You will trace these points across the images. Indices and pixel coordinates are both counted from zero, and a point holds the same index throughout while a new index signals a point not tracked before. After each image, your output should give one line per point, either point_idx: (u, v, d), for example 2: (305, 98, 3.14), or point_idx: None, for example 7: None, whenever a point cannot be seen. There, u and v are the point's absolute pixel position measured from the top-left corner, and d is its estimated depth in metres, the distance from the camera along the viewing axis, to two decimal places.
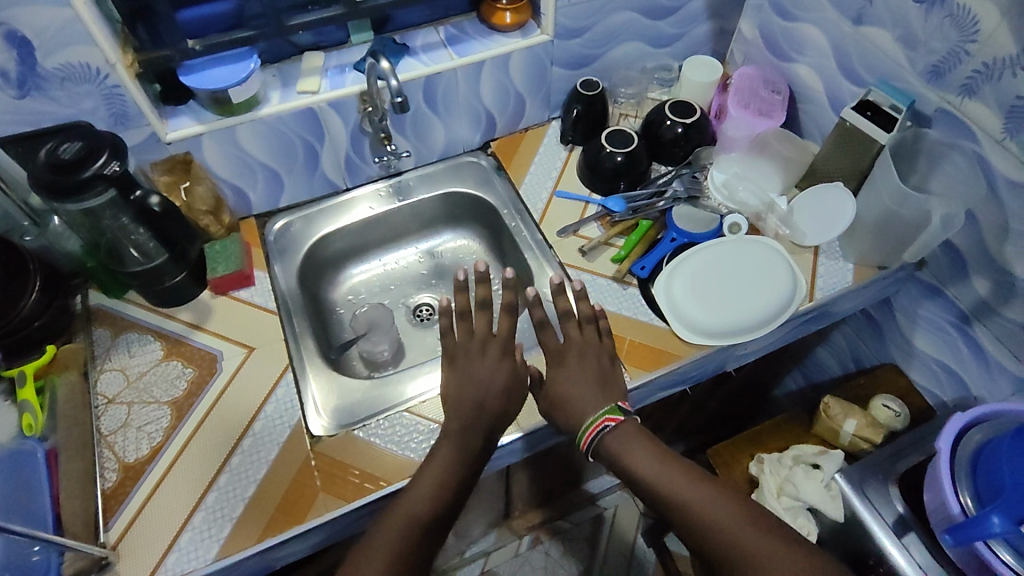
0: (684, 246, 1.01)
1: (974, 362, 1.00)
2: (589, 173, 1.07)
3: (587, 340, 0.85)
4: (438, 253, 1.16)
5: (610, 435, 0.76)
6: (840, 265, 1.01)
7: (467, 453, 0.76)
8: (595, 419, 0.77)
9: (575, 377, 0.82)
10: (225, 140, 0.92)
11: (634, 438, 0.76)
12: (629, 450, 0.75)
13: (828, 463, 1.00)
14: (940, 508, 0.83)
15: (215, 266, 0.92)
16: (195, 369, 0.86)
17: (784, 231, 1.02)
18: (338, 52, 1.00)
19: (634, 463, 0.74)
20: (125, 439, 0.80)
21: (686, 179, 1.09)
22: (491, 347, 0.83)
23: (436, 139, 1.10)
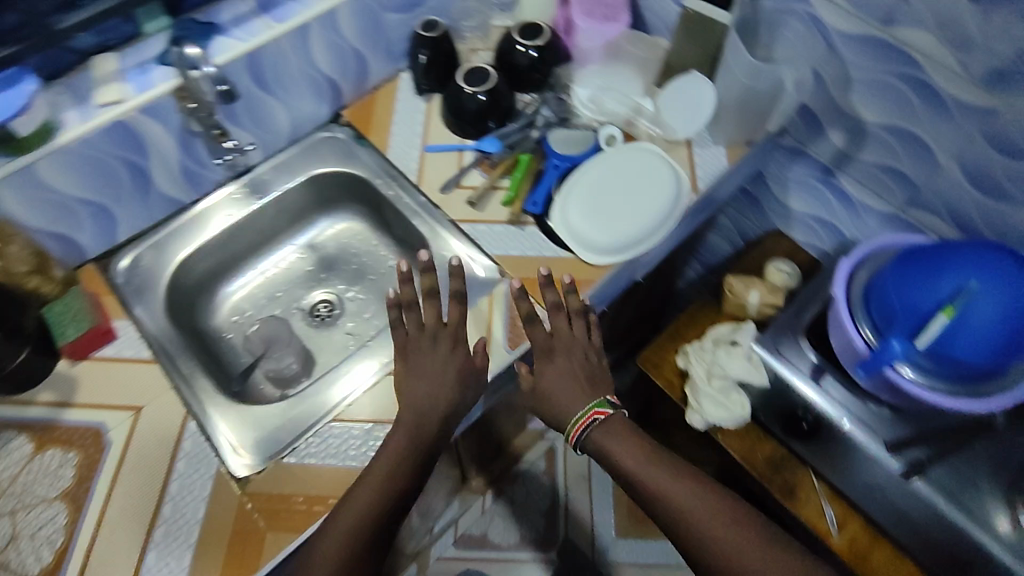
0: (569, 171, 0.98)
1: (843, 208, 1.07)
2: (455, 119, 1.02)
3: (569, 336, 0.81)
4: (318, 245, 1.06)
5: (596, 434, 0.76)
6: (713, 150, 1.03)
7: (418, 450, 0.72)
8: (582, 416, 0.77)
9: (557, 378, 0.79)
10: (25, 183, 0.77)
11: (620, 435, 0.76)
12: (613, 452, 0.75)
13: (744, 335, 1.02)
14: (847, 347, 0.89)
15: (62, 331, 0.78)
16: (78, 451, 0.74)
17: (655, 132, 1.03)
18: (134, 48, 0.85)
19: (618, 463, 0.75)
20: (18, 554, 0.69)
21: (553, 102, 1.06)
22: (444, 336, 0.77)
23: (279, 121, 0.99)
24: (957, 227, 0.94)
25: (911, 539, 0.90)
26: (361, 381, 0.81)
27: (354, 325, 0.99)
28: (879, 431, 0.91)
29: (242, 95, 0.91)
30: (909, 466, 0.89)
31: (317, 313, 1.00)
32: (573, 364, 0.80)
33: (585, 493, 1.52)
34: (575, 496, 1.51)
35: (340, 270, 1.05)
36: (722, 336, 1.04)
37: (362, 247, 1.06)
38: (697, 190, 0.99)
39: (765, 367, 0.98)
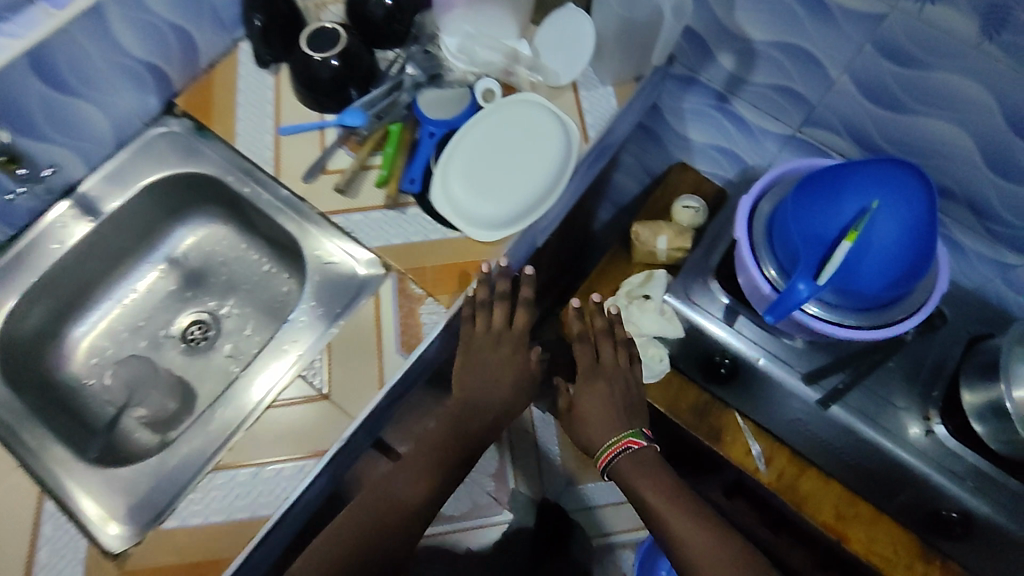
0: (447, 138, 0.88)
1: (741, 135, 1.02)
2: (308, 92, 0.89)
3: (614, 367, 0.90)
4: (181, 258, 0.95)
5: (624, 460, 0.83)
6: (600, 91, 0.94)
7: (438, 481, 0.78)
8: (614, 443, 0.84)
9: (600, 404, 0.86)
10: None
11: (646, 465, 0.83)
12: (636, 478, 0.82)
13: (655, 284, 1.00)
14: (755, 289, 0.85)
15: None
16: None
17: (537, 79, 0.93)
18: None
19: (637, 490, 0.81)
20: None
21: (418, 58, 0.94)
22: (504, 343, 0.82)
23: (96, 126, 0.84)
24: (855, 144, 0.90)
25: (832, 463, 0.92)
26: (280, 376, 0.77)
27: (233, 347, 0.90)
28: (794, 363, 0.90)
29: (36, 103, 0.76)
30: (826, 395, 0.89)
31: (191, 338, 0.91)
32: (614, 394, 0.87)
33: (529, 445, 1.51)
34: (521, 453, 1.51)
35: (209, 284, 0.95)
36: (634, 288, 1.01)
37: (231, 254, 0.95)
38: (587, 140, 0.91)
39: (680, 316, 0.95)
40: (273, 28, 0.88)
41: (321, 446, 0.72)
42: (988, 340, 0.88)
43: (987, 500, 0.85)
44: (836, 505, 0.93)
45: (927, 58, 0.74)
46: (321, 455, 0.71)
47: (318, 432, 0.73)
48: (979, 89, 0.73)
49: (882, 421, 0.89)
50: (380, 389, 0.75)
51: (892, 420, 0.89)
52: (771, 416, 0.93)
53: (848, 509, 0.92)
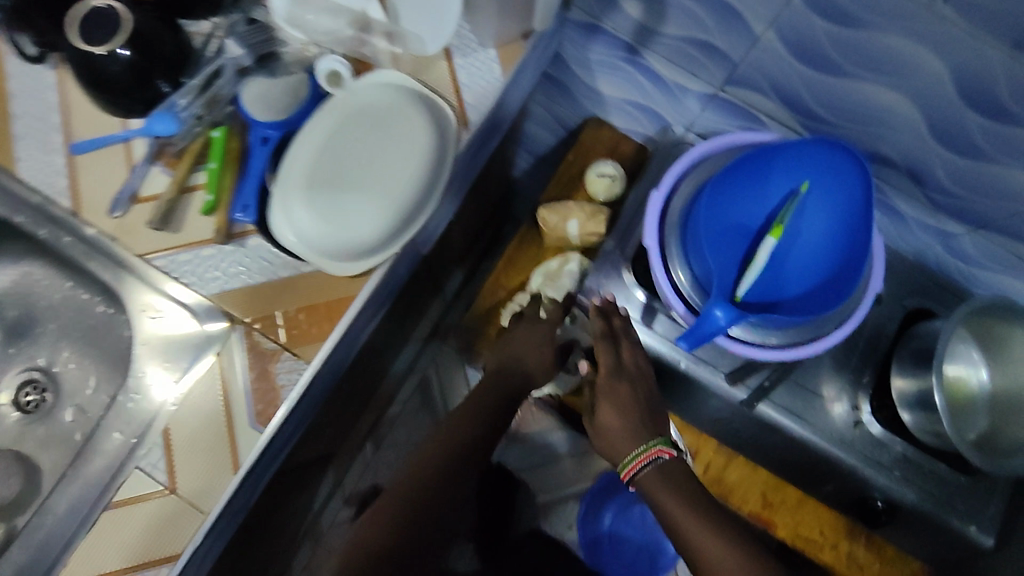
0: (285, 141, 0.72)
1: (658, 91, 0.85)
2: (99, 92, 0.69)
3: (637, 371, 0.76)
4: None
5: (648, 473, 0.69)
6: (479, 58, 0.76)
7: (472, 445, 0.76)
8: (631, 461, 0.70)
9: (626, 411, 0.72)
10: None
11: (673, 479, 0.69)
12: (661, 493, 0.68)
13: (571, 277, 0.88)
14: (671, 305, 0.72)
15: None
16: None
17: (395, 49, 0.75)
18: None
19: (665, 507, 0.67)
20: None
21: (243, 34, 0.74)
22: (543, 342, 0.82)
23: None
24: (786, 106, 0.76)
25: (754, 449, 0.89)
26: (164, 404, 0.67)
27: (75, 415, 0.78)
28: (718, 363, 0.80)
29: None
30: (752, 395, 0.80)
31: (29, 405, 0.79)
32: (642, 398, 0.74)
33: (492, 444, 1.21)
34: None
35: (36, 335, 0.81)
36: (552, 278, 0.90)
37: (52, 297, 0.79)
38: (466, 125, 0.75)
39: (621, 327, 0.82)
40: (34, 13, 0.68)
41: (174, 548, 0.62)
42: (924, 322, 0.79)
43: (914, 488, 0.79)
44: (761, 492, 0.89)
45: (862, 12, 0.59)
46: (177, 559, 0.62)
47: (170, 531, 0.62)
48: (923, 51, 0.59)
49: (807, 415, 0.81)
50: (235, 473, 0.63)
51: (819, 414, 0.81)
52: (688, 409, 0.91)
53: (772, 494, 0.89)
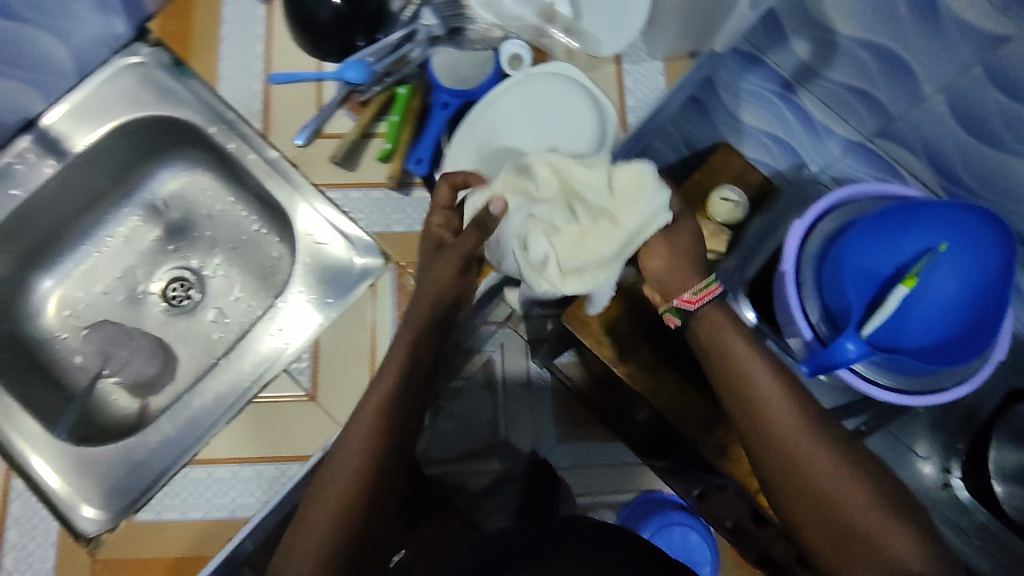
0: (462, 110, 0.77)
1: (801, 128, 0.89)
2: (306, 33, 0.76)
3: (676, 207, 0.66)
4: (160, 208, 0.87)
5: (709, 311, 0.62)
6: (648, 67, 0.81)
7: (412, 380, 0.64)
8: (702, 287, 0.61)
9: (670, 239, 0.63)
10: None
11: (726, 321, 0.61)
12: (721, 333, 0.60)
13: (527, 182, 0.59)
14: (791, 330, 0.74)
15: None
16: None
17: (573, 45, 0.79)
18: None
19: (718, 345, 0.60)
20: None
21: (439, 6, 0.79)
22: (451, 253, 0.60)
23: (61, 55, 0.74)
24: (932, 167, 0.79)
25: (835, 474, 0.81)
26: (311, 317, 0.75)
27: (217, 313, 0.86)
28: (820, 400, 0.84)
29: None
30: (849, 436, 0.83)
31: (174, 298, 0.86)
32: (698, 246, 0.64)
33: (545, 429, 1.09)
34: None
35: (195, 237, 0.88)
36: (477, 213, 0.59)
37: (217, 207, 0.87)
38: (624, 128, 0.79)
39: None
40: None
41: (305, 450, 0.68)
42: None
43: (990, 559, 0.81)
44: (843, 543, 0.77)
45: None
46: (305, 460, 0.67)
47: (309, 434, 0.68)
48: None
49: (895, 465, 0.84)
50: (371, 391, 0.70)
51: (908, 467, 0.84)
52: None
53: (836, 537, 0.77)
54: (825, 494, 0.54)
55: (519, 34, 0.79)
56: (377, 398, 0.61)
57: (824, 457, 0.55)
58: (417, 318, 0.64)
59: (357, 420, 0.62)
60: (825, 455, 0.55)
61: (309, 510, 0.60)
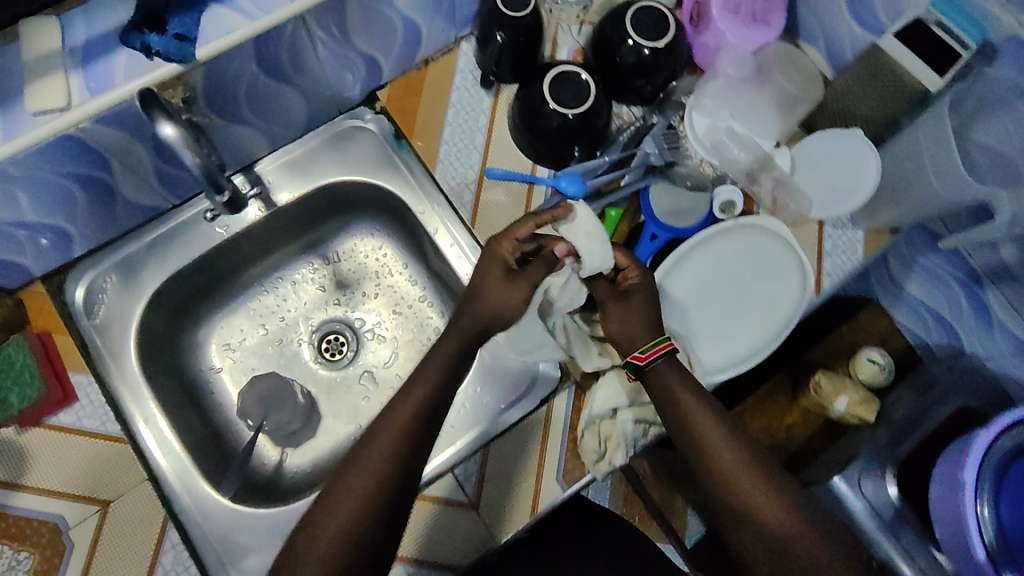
0: (668, 244, 0.77)
1: (974, 319, 0.89)
2: (530, 136, 0.77)
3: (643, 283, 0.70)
4: (333, 259, 0.88)
5: (663, 363, 0.66)
6: (848, 237, 0.80)
7: (425, 419, 0.60)
8: (654, 347, 0.66)
9: (626, 312, 0.68)
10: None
11: (682, 381, 0.65)
12: (673, 383, 0.65)
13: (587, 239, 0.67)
14: (960, 539, 0.73)
15: (6, 398, 0.67)
16: (33, 551, 0.65)
17: (783, 199, 0.79)
18: (99, 68, 0.56)
19: (679, 402, 0.64)
20: None
21: (659, 136, 0.80)
22: (503, 267, 0.67)
23: (296, 111, 0.74)
24: None
25: None
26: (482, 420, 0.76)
27: (370, 371, 0.86)
28: None
29: (244, 83, 0.64)
30: None
31: (328, 348, 0.86)
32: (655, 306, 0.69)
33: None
34: None
35: (360, 294, 0.88)
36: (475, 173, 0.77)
37: (389, 270, 0.88)
38: (818, 293, 0.78)
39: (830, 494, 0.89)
40: (512, 57, 0.76)
41: (431, 557, 0.69)
42: None
43: None
44: None
45: None
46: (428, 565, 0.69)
47: (454, 544, 0.70)
48: None
49: None
50: (531, 515, 0.70)
51: None
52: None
53: None
54: (802, 564, 0.56)
55: (731, 175, 0.80)
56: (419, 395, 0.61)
57: (786, 516, 0.58)
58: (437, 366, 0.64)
59: (388, 414, 0.60)
60: (787, 514, 0.58)
61: (325, 502, 0.56)
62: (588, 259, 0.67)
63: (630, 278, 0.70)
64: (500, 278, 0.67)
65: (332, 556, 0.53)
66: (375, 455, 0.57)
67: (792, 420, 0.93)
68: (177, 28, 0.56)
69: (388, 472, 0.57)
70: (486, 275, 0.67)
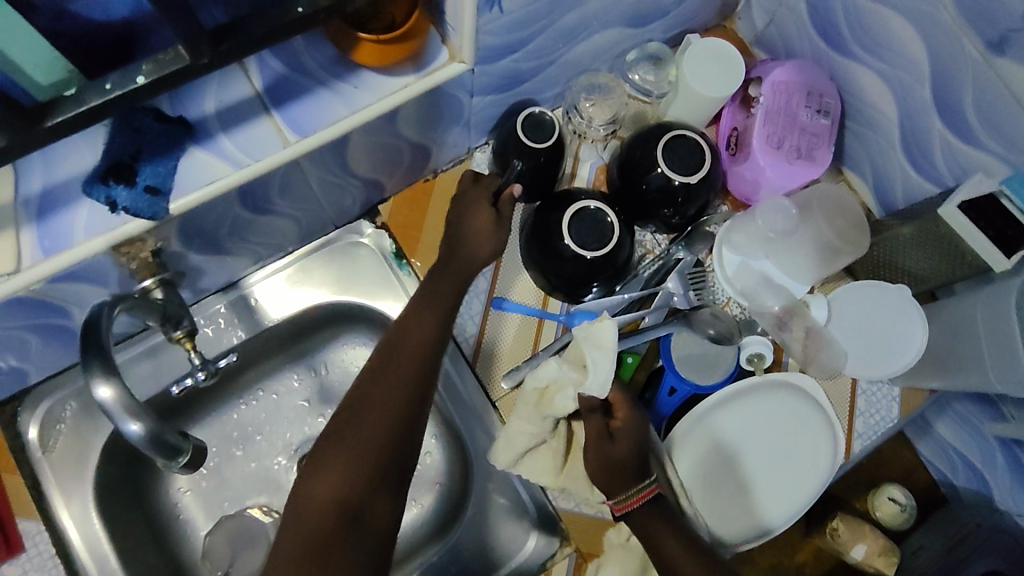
0: (689, 397, 0.70)
1: (1009, 475, 0.81)
2: (542, 268, 0.70)
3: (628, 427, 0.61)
4: (321, 371, 0.80)
5: (647, 511, 0.59)
6: (883, 393, 0.74)
7: (421, 361, 0.58)
8: (633, 495, 0.59)
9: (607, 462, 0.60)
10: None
11: (664, 523, 0.58)
12: (661, 534, 0.58)
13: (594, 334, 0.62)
14: None
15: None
16: None
17: (816, 353, 0.71)
18: (57, 221, 0.49)
19: (662, 550, 0.57)
20: None
21: (686, 273, 0.72)
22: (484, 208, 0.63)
23: (288, 231, 0.67)
24: None
25: None
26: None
27: None
28: None
29: (227, 221, 0.58)
30: None
31: None
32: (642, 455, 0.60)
33: None
34: None
35: None
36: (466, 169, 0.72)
37: None
38: (849, 458, 0.72)
39: None
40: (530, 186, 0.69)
41: None
42: None
43: None
44: None
45: None
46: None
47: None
48: None
49: None
50: None
51: None
52: None
53: None
54: None
55: (760, 323, 0.72)
56: (437, 308, 0.61)
57: None
58: (430, 308, 0.61)
59: (404, 327, 0.60)
60: None
61: (352, 413, 0.55)
62: (592, 371, 0.60)
63: (618, 420, 0.61)
64: (477, 221, 0.63)
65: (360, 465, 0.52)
66: (398, 364, 0.57)
67: (804, 557, 0.89)
68: (148, 181, 0.50)
69: (416, 380, 0.57)
70: (467, 219, 0.63)
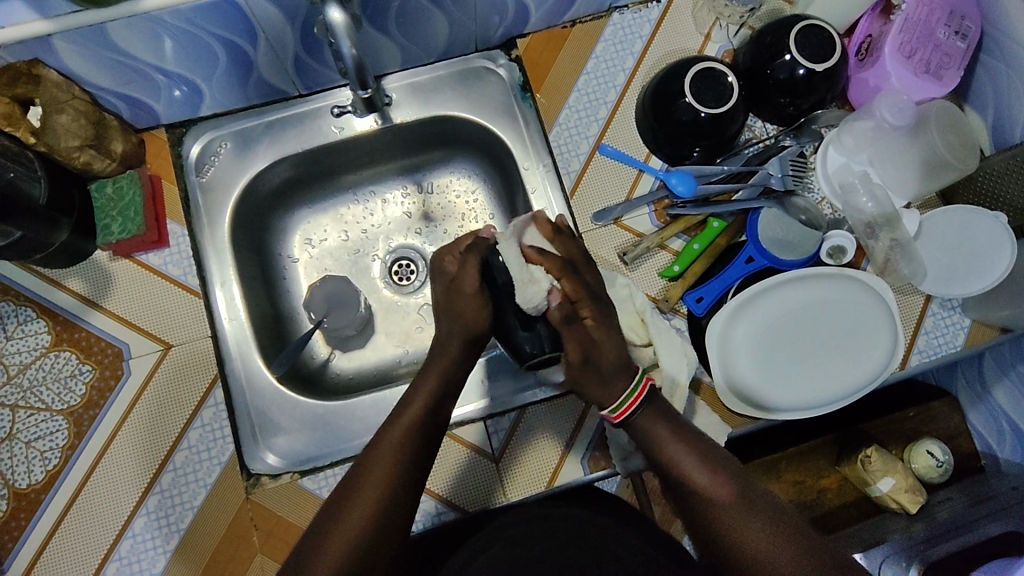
0: (762, 271, 0.74)
1: None
2: (654, 123, 0.75)
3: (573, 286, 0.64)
4: (427, 189, 0.89)
5: (646, 411, 0.61)
6: (953, 321, 0.75)
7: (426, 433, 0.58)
8: (626, 401, 0.61)
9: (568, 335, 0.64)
10: (87, 40, 0.58)
11: (664, 415, 0.61)
12: (655, 428, 0.60)
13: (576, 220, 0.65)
14: None
15: (107, 225, 0.71)
16: (94, 368, 0.70)
17: (896, 262, 0.74)
18: None
19: (659, 442, 0.59)
20: (14, 458, 0.69)
21: (788, 160, 0.77)
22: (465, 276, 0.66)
23: (437, 35, 0.75)
24: None
25: None
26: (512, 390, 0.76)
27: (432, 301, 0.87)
28: None
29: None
30: None
31: (397, 272, 0.87)
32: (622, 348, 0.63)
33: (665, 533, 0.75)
34: None
35: (441, 230, 0.88)
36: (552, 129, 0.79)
37: (475, 213, 0.88)
38: (903, 368, 0.75)
39: None
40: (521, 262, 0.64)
41: (456, 499, 0.72)
42: None
43: None
44: None
45: None
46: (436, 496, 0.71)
47: (473, 489, 0.72)
48: None
49: None
50: (546, 486, 0.72)
51: None
52: None
53: None
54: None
55: (851, 223, 0.76)
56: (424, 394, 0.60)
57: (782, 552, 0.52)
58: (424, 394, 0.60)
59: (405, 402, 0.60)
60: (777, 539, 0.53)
61: (355, 480, 0.55)
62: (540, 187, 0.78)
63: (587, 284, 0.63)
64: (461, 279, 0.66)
65: (374, 512, 0.54)
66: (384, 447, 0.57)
67: (827, 484, 0.86)
68: None
69: (428, 412, 0.60)
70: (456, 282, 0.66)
